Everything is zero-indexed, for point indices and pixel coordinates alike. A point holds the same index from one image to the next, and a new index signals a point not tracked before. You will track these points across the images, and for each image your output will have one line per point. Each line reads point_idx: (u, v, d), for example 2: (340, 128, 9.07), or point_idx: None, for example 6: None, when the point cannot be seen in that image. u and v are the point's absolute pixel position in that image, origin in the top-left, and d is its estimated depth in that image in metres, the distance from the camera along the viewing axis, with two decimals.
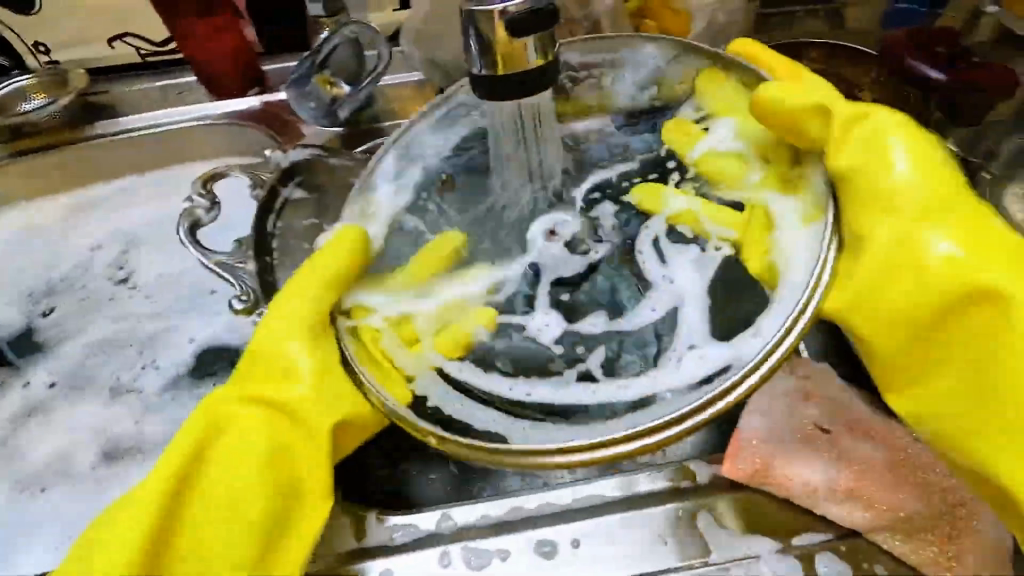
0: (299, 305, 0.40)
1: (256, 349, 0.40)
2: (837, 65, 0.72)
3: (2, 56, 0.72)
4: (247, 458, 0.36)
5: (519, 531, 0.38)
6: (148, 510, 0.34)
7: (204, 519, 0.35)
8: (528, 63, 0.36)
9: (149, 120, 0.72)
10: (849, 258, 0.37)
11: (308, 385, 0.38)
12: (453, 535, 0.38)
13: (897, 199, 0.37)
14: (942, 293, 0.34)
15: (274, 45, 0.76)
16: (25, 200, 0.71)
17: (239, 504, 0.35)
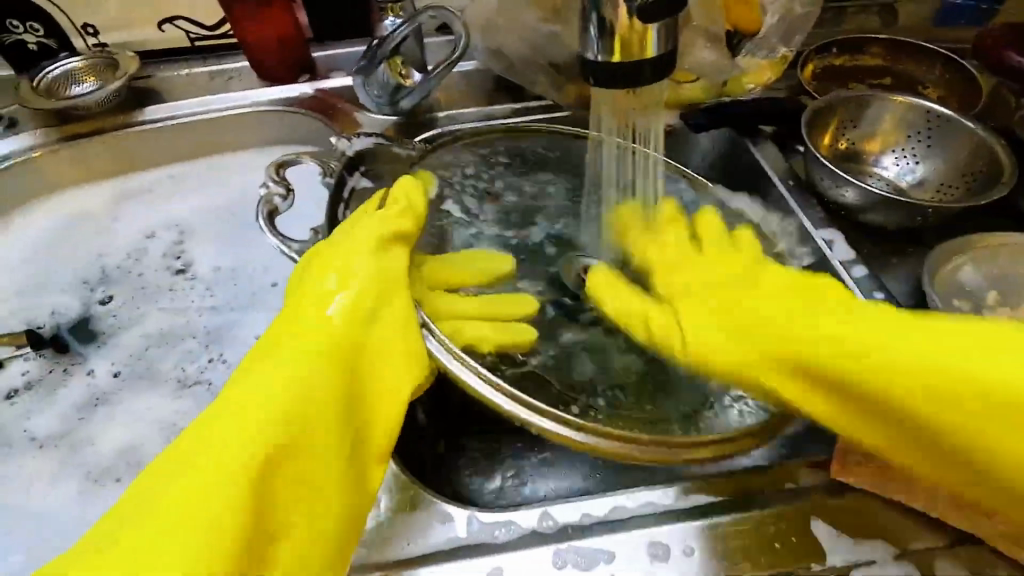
0: (320, 305, 0.39)
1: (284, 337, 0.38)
2: (900, 60, 0.71)
3: (50, 38, 0.70)
4: (322, 401, 0.35)
5: (626, 532, 0.37)
6: (231, 449, 0.32)
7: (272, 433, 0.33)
8: (646, 53, 0.35)
9: (199, 106, 0.70)
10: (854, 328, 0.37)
11: (364, 277, 0.39)
12: (557, 535, 0.37)
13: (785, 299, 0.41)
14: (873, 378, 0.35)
15: (326, 31, 0.74)
16: (76, 187, 0.70)
17: (317, 443, 0.34)
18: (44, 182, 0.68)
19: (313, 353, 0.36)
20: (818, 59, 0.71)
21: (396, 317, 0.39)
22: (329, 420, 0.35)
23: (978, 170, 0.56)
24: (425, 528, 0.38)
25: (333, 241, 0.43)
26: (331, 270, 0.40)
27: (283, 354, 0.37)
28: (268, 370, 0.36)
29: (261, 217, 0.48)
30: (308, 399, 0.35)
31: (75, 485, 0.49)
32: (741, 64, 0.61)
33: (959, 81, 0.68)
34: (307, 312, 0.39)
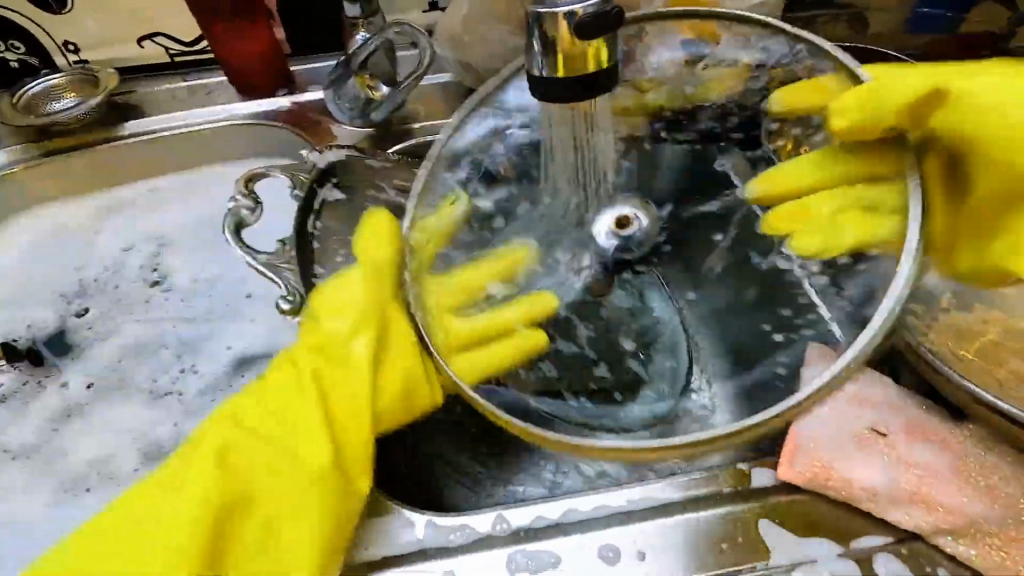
0: (341, 318, 0.44)
1: (294, 358, 0.43)
2: (866, 67, 0.72)
3: (31, 55, 0.72)
4: (293, 393, 0.41)
5: (578, 535, 0.38)
6: (196, 502, 0.36)
7: (251, 493, 0.38)
8: (589, 68, 0.36)
9: (177, 121, 0.72)
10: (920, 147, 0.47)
11: (359, 293, 0.44)
12: (509, 538, 0.38)
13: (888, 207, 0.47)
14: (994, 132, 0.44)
15: (302, 46, 0.76)
16: (56, 201, 0.71)
17: (273, 476, 0.38)
18: (24, 197, 0.70)
19: (304, 389, 0.41)
20: None
21: (355, 291, 0.45)
22: (320, 446, 0.39)
23: None
24: (384, 533, 0.39)
25: (334, 284, 0.46)
26: (341, 317, 0.44)
27: (236, 442, 0.39)
28: (263, 444, 0.39)
29: (229, 229, 0.49)
30: (294, 400, 0.41)
31: (47, 495, 0.50)
32: None
33: None
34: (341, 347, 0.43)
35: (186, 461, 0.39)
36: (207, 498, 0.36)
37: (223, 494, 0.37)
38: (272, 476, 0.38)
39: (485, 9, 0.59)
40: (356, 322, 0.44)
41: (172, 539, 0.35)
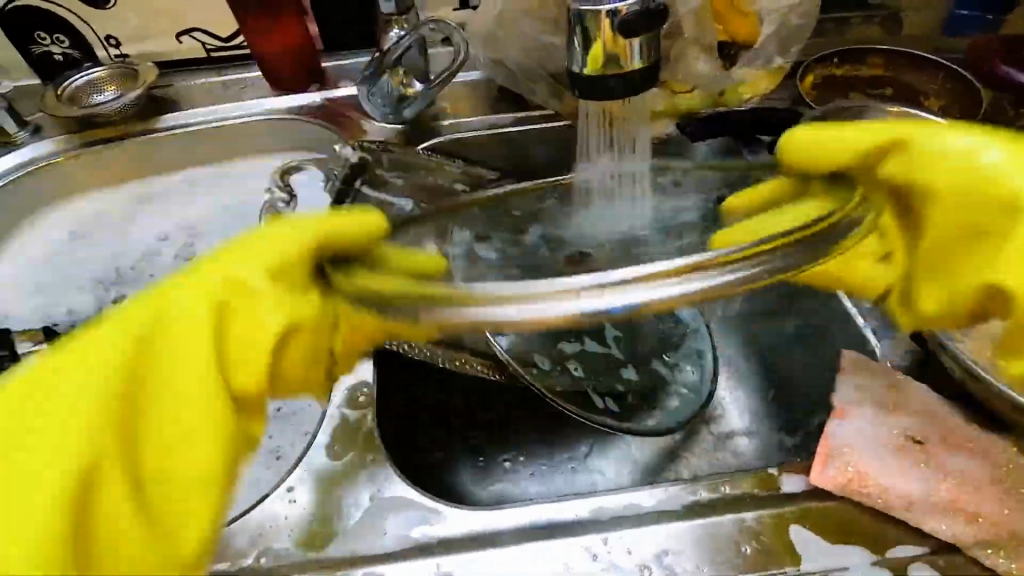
0: (175, 316, 0.30)
1: (141, 348, 0.30)
2: (901, 70, 0.71)
3: (74, 49, 0.74)
4: (175, 322, 0.30)
5: (606, 533, 0.38)
6: (103, 393, 0.28)
7: (94, 375, 0.29)
8: (629, 66, 0.36)
9: (212, 114, 0.73)
10: (914, 251, 0.32)
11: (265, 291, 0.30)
12: (539, 533, 0.38)
13: (939, 198, 0.31)
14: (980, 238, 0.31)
15: (334, 42, 0.77)
16: (94, 190, 0.73)
17: (180, 338, 0.29)
18: (64, 185, 0.72)
19: (81, 360, 0.29)
20: (819, 69, 0.71)
21: (294, 349, 0.31)
22: (203, 348, 0.29)
23: None
24: (412, 521, 0.39)
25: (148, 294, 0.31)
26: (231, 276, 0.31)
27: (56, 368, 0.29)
28: (84, 374, 0.29)
29: None
30: (88, 351, 0.29)
31: None
32: (739, 73, 0.62)
33: (960, 91, 0.68)
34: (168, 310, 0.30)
35: (141, 298, 0.31)
36: (103, 416, 0.28)
37: (135, 356, 0.29)
38: (114, 414, 0.28)
39: (518, 6, 0.59)
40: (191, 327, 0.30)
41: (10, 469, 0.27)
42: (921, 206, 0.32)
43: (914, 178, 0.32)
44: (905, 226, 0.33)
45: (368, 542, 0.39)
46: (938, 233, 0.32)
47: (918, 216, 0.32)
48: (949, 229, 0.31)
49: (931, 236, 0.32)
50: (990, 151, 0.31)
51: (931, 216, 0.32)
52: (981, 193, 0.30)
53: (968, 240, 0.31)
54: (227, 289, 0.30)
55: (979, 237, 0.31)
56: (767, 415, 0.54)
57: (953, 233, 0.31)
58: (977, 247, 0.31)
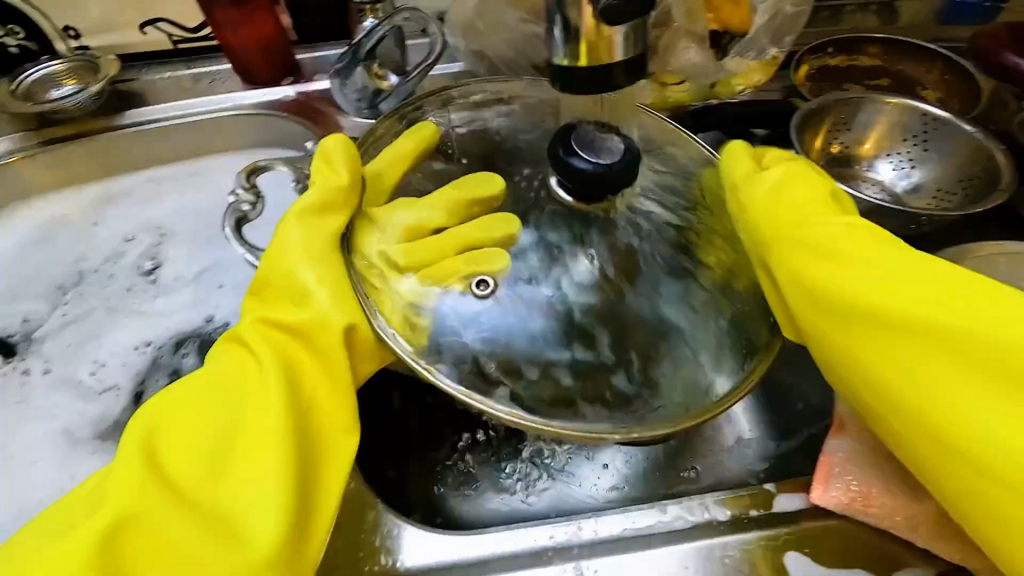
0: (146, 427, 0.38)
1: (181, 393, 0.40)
2: (900, 63, 0.68)
3: (30, 41, 0.70)
4: (314, 364, 0.41)
5: (599, 557, 0.38)
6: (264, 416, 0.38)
7: (314, 377, 0.41)
8: (615, 57, 0.33)
9: (181, 110, 0.70)
10: (821, 264, 0.38)
11: (316, 307, 0.42)
12: (533, 559, 0.38)
13: (835, 246, 0.38)
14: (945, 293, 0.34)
15: (308, 33, 0.73)
16: (53, 190, 0.69)
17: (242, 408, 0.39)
18: (21, 186, 0.68)
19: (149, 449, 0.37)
20: (813, 60, 0.68)
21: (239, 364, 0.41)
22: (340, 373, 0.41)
23: (974, 176, 0.54)
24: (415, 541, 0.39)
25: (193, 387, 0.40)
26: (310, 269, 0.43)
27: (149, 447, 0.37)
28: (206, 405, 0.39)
29: (228, 225, 0.46)
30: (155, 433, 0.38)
31: (45, 492, 0.49)
32: (731, 64, 0.59)
33: (959, 83, 0.65)
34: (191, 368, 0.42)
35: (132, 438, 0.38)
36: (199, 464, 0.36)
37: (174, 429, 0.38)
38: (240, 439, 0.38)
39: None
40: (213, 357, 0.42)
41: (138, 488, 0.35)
42: (868, 309, 0.35)
43: (794, 235, 0.40)
44: (948, 360, 0.33)
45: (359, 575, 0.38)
46: (934, 340, 0.33)
47: (831, 276, 0.37)
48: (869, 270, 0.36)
49: (962, 360, 0.32)
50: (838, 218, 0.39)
51: (866, 265, 0.36)
52: (937, 292, 0.34)
53: (957, 356, 0.32)
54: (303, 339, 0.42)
55: (940, 306, 0.33)
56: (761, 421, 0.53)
57: (986, 357, 0.31)
58: (874, 322, 0.35)
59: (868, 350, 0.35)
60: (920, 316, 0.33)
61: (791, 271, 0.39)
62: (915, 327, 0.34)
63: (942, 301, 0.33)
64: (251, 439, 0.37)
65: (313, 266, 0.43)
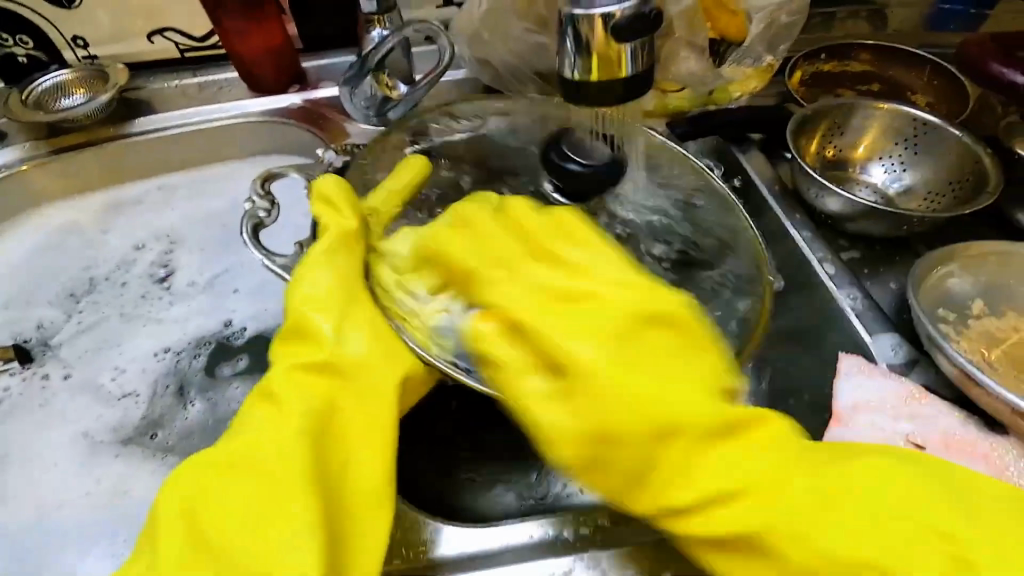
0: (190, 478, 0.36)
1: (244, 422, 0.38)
2: (891, 69, 0.71)
3: (40, 51, 0.71)
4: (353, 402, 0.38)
5: (610, 546, 0.39)
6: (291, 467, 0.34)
7: (355, 427, 0.37)
8: (623, 72, 0.35)
9: (191, 117, 0.71)
10: (558, 323, 0.33)
11: (363, 349, 0.39)
12: (549, 549, 0.39)
13: (574, 289, 0.34)
14: (646, 405, 0.31)
15: (314, 41, 0.74)
16: (65, 198, 0.70)
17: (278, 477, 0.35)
18: (33, 194, 0.69)
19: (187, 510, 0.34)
20: (807, 65, 0.70)
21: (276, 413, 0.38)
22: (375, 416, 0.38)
23: (964, 177, 0.56)
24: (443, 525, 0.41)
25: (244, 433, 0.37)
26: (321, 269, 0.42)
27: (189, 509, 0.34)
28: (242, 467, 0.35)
29: (245, 231, 0.47)
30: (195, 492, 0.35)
31: (67, 493, 0.50)
32: (729, 71, 0.61)
33: (947, 88, 0.67)
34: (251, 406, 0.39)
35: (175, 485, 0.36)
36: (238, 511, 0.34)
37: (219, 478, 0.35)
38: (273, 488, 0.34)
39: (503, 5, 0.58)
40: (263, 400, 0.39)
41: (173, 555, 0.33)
42: (639, 447, 0.31)
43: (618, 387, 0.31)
44: (745, 507, 0.31)
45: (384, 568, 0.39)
46: (700, 443, 0.31)
47: (641, 405, 0.31)
48: (661, 337, 0.33)
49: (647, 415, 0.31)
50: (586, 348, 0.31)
51: (643, 414, 0.30)
52: (734, 481, 0.31)
53: (766, 510, 0.30)
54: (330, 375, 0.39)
55: (633, 417, 0.30)
56: None
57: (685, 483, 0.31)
58: (649, 446, 0.31)
59: (686, 494, 0.31)
60: (620, 459, 0.31)
61: (481, 324, 0.35)
62: (613, 464, 0.31)
63: (628, 387, 0.31)
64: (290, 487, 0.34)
65: (330, 270, 0.42)
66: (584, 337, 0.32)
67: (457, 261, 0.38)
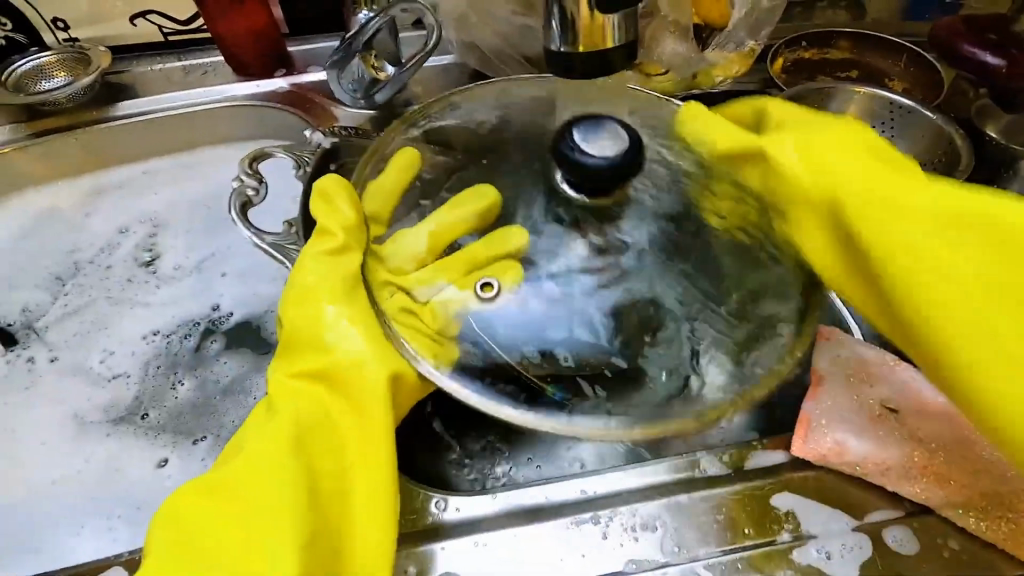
0: (252, 473, 0.37)
1: (320, 400, 0.40)
2: (869, 54, 0.72)
3: (19, 33, 0.69)
4: (337, 413, 0.40)
5: (613, 508, 0.42)
6: (269, 492, 0.36)
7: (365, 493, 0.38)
8: (609, 41, 0.36)
9: (174, 102, 0.70)
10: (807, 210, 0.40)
11: (366, 347, 0.40)
12: (569, 506, 0.42)
13: (848, 202, 0.38)
14: (972, 288, 0.34)
15: (300, 25, 0.74)
16: (47, 181, 0.69)
17: (358, 439, 0.39)
18: (16, 176, 0.68)
19: (261, 483, 0.36)
20: (788, 52, 0.71)
21: (361, 461, 0.38)
22: (378, 414, 0.39)
23: (938, 157, 0.58)
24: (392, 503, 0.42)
25: (353, 367, 0.40)
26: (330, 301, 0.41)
27: (249, 468, 0.37)
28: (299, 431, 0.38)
29: (234, 209, 0.48)
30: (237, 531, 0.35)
31: (62, 469, 0.50)
32: (712, 56, 0.62)
33: (922, 74, 0.69)
34: (327, 387, 0.40)
35: (228, 503, 0.36)
36: (218, 504, 0.36)
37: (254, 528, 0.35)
38: (274, 490, 0.36)
39: None
40: (327, 399, 0.40)
41: (247, 503, 0.36)
42: (885, 232, 0.36)
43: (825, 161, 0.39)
44: (974, 265, 0.35)
45: (396, 525, 0.41)
46: (912, 337, 0.37)
47: (898, 240, 0.36)
48: (862, 226, 0.37)
49: (887, 239, 0.36)
50: (812, 235, 0.41)
51: (890, 203, 0.37)
52: (975, 283, 0.34)
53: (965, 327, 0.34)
54: (322, 378, 0.40)
55: (905, 293, 0.36)
56: None
57: (990, 355, 0.34)
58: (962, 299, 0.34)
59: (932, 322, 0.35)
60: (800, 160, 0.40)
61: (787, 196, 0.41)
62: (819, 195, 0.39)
63: (956, 332, 0.34)
64: (193, 517, 0.36)
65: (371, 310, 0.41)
66: (804, 142, 0.40)
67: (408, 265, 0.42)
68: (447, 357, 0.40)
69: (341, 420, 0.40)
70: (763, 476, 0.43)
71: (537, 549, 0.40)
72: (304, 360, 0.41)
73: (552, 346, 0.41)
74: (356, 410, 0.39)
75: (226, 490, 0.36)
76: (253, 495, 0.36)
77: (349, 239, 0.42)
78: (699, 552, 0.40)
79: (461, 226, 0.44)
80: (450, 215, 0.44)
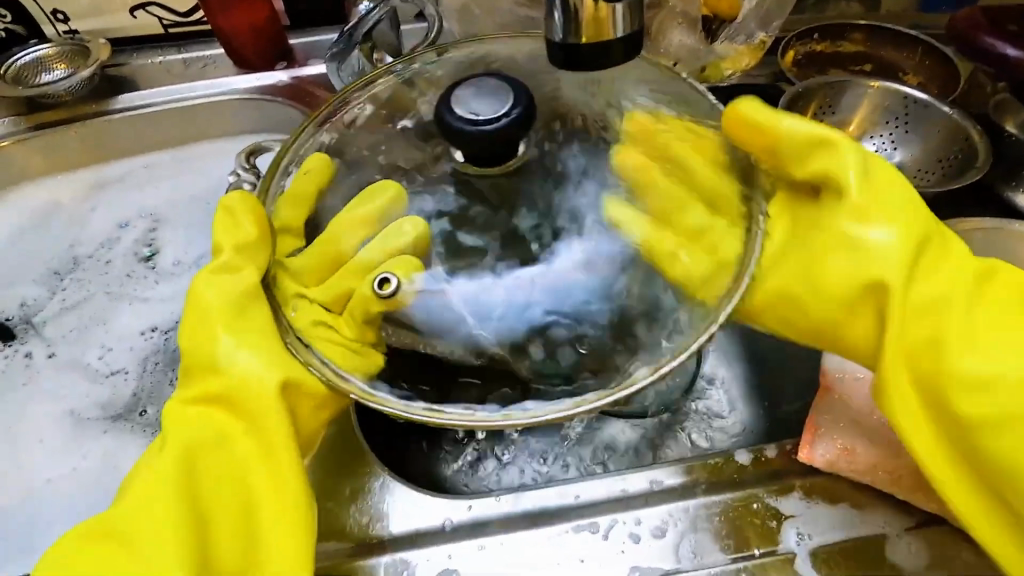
0: (143, 506, 0.36)
1: (213, 421, 0.38)
2: (883, 47, 0.70)
3: (18, 25, 0.69)
4: (236, 441, 0.38)
5: (616, 511, 0.41)
6: (167, 523, 0.35)
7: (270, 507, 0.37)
8: (612, 33, 0.34)
9: (173, 95, 0.69)
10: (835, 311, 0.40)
11: (258, 361, 0.38)
12: (570, 512, 0.41)
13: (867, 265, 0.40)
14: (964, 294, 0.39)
15: (301, 17, 0.73)
16: (47, 175, 0.69)
17: (255, 456, 0.38)
18: (16, 170, 0.67)
19: (156, 516, 0.35)
20: (800, 45, 0.69)
21: (263, 477, 0.37)
22: (272, 427, 0.38)
23: (953, 154, 0.56)
24: (392, 506, 0.42)
25: (241, 382, 0.38)
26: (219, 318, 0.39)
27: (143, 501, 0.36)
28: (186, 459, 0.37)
29: None
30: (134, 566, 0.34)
31: (59, 465, 0.50)
32: (721, 49, 0.60)
33: (939, 68, 0.67)
34: (215, 408, 0.39)
35: (123, 538, 0.35)
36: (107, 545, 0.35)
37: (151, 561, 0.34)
38: (170, 519, 0.35)
39: None
40: (219, 418, 0.39)
41: (142, 537, 0.35)
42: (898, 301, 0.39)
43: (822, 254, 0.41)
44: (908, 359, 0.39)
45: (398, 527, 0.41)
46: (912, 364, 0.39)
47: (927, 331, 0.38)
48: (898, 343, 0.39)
49: (909, 343, 0.39)
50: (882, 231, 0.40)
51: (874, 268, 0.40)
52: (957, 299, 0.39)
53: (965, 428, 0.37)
54: (224, 402, 0.39)
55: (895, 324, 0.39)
56: (745, 389, 0.53)
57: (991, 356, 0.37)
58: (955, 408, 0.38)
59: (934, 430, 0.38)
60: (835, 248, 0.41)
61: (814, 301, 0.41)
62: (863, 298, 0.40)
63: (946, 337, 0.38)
64: (83, 560, 0.35)
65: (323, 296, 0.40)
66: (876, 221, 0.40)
67: (318, 263, 0.41)
68: (371, 355, 0.39)
69: (236, 438, 0.38)
70: (769, 482, 0.42)
71: (538, 555, 0.39)
72: (203, 384, 0.39)
73: (506, 336, 0.40)
74: (251, 427, 0.38)
75: (117, 529, 0.35)
76: (145, 530, 0.35)
77: (245, 258, 0.41)
78: (703, 559, 0.39)
79: (366, 225, 0.42)
80: (355, 215, 0.42)
